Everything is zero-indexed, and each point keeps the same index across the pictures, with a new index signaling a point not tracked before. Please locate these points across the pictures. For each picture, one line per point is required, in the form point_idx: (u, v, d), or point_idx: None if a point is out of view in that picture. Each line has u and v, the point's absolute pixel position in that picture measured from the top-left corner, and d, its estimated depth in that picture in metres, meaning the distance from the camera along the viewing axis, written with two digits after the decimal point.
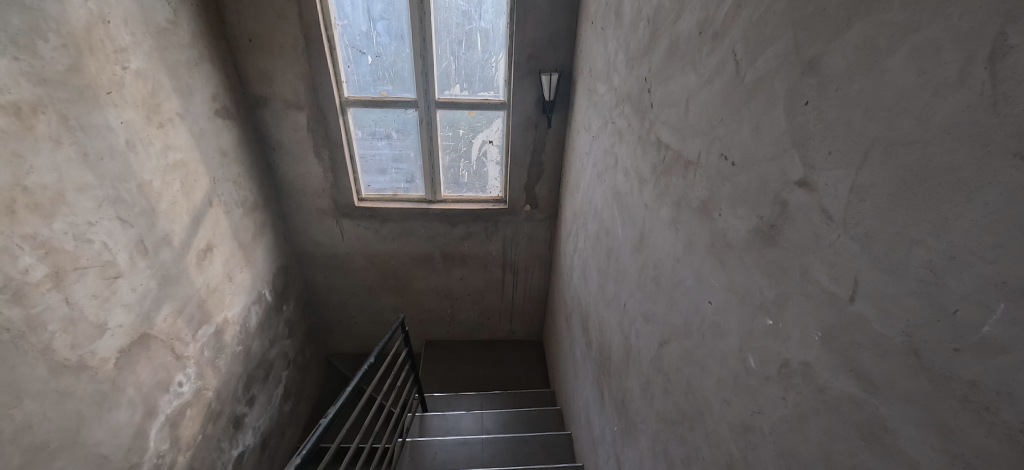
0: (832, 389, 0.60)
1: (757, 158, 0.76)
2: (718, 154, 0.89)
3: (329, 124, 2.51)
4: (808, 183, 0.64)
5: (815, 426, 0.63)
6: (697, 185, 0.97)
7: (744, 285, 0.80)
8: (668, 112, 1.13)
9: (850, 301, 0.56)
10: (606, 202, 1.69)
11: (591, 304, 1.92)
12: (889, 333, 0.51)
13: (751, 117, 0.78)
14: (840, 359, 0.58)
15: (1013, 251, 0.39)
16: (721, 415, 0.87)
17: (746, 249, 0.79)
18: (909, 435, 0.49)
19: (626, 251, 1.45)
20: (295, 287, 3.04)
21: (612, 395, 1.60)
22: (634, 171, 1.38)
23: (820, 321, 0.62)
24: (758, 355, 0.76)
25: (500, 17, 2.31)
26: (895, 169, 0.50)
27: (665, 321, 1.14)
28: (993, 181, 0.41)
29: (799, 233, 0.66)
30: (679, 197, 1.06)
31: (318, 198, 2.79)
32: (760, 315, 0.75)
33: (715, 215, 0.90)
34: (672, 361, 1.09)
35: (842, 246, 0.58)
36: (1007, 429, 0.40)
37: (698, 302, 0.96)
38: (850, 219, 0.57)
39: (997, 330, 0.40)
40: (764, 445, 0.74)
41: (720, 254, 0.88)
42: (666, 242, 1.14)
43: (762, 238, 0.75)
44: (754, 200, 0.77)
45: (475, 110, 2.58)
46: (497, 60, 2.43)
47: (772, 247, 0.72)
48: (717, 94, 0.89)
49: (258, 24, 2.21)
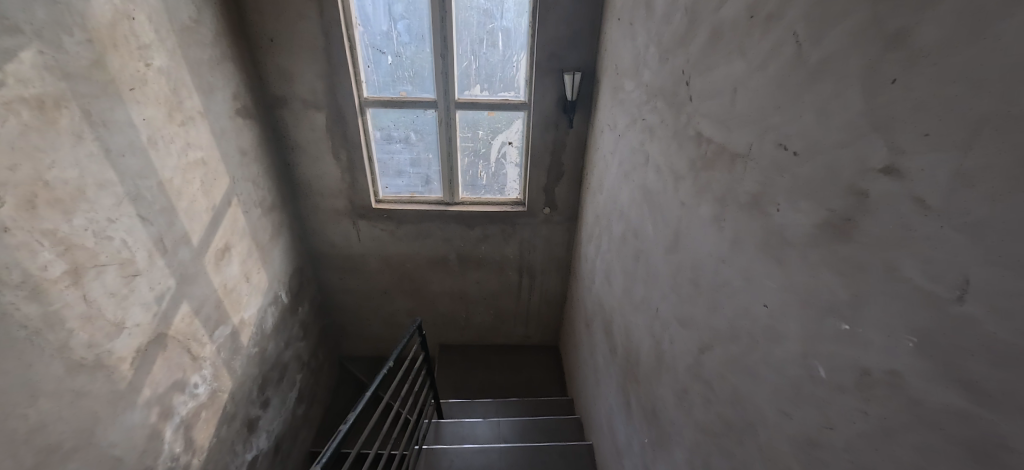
0: (930, 401, 0.53)
1: (824, 147, 0.70)
2: (773, 143, 0.82)
3: (347, 124, 2.49)
4: (896, 170, 0.57)
5: (907, 444, 0.55)
6: (748, 179, 0.90)
7: (806, 286, 0.73)
8: (711, 103, 1.07)
9: (956, 301, 0.49)
10: (634, 203, 1.62)
11: (615, 308, 1.84)
12: (1008, 336, 0.44)
13: (816, 101, 0.72)
14: (941, 367, 0.51)
15: None
16: (777, 428, 0.80)
17: (811, 247, 0.72)
18: None
19: (657, 254, 1.39)
20: (310, 289, 3.01)
21: (641, 403, 1.52)
22: (668, 169, 1.32)
23: (911, 324, 0.55)
24: (827, 363, 0.69)
25: (522, 16, 2.27)
26: (1015, 147, 0.44)
27: (706, 326, 1.07)
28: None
29: (883, 226, 0.59)
30: (723, 192, 0.99)
31: (335, 199, 2.76)
32: (830, 318, 0.68)
33: (770, 210, 0.83)
34: (715, 369, 1.02)
35: (942, 239, 0.51)
36: None
37: (748, 305, 0.89)
38: (952, 207, 0.50)
39: None
40: (836, 463, 0.66)
41: (776, 252, 0.81)
42: (707, 241, 1.06)
43: (832, 234, 0.68)
44: (821, 192, 0.70)
45: (494, 110, 2.53)
46: (517, 60, 2.39)
47: (842, 244, 0.66)
48: (772, 80, 0.83)
49: (279, 24, 2.21)
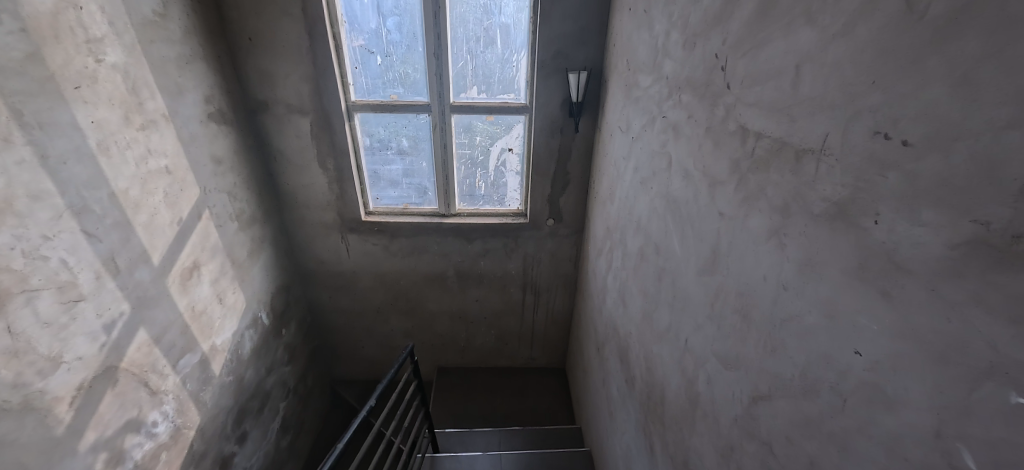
0: None
1: (966, 130, 0.46)
2: (866, 131, 0.59)
3: (334, 130, 2.29)
4: None
5: None
6: (824, 181, 0.66)
7: (944, 335, 0.49)
8: (762, 88, 0.81)
9: None
10: (655, 213, 1.33)
11: (631, 335, 1.58)
12: None
13: (947, 65, 0.48)
14: None
15: None
16: None
17: (946, 277, 0.49)
18: None
19: (683, 274, 1.13)
20: (297, 308, 2.78)
21: (663, 451, 1.26)
22: (698, 170, 1.05)
23: None
24: (986, 453, 0.45)
25: (522, 11, 2.08)
26: None
27: (760, 370, 0.82)
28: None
29: None
30: (786, 201, 0.75)
31: (322, 212, 2.55)
32: (989, 386, 0.44)
33: (866, 223, 0.59)
34: (777, 431, 0.77)
35: None
36: None
37: (830, 351, 0.65)
38: None
39: None
40: None
41: (880, 281, 0.57)
42: (762, 263, 0.81)
43: (987, 259, 0.45)
44: (963, 197, 0.47)
45: (493, 114, 2.33)
46: (517, 59, 2.19)
47: (1014, 273, 0.42)
48: (860, 48, 0.60)
49: (258, 22, 2.04)
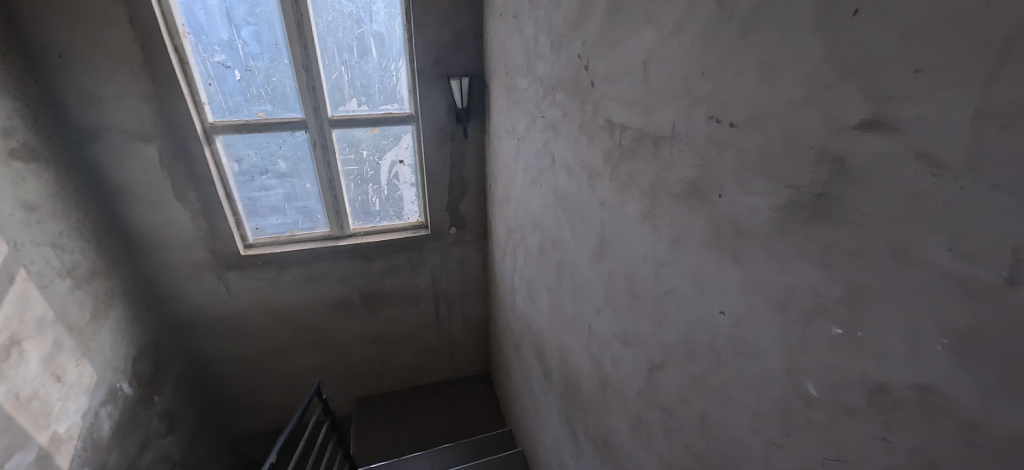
0: (986, 428, 0.38)
1: (776, 109, 0.54)
2: (704, 117, 0.66)
3: (191, 156, 1.99)
4: (880, 123, 0.43)
5: None
6: (678, 164, 0.72)
7: (781, 285, 0.57)
8: (620, 84, 0.86)
9: (1006, 288, 0.36)
10: (546, 210, 1.31)
11: (537, 328, 1.59)
12: None
13: (758, 56, 0.56)
14: (1003, 377, 0.37)
15: None
16: (767, 463, 0.62)
17: (778, 235, 0.56)
18: None
19: (575, 266, 1.15)
20: (174, 367, 2.34)
21: (583, 436, 1.28)
22: (576, 164, 1.07)
23: (942, 322, 0.40)
24: (824, 379, 0.52)
25: (395, 19, 2.01)
26: None
27: (652, 343, 0.86)
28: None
29: (875, 199, 0.44)
30: (652, 184, 0.79)
31: (189, 251, 2.19)
32: (818, 322, 0.52)
33: (713, 197, 0.66)
34: (672, 396, 0.82)
35: (979, 203, 0.37)
36: None
37: (702, 315, 0.72)
38: (978, 162, 0.36)
39: None
40: None
41: (730, 247, 0.64)
42: (640, 244, 0.85)
43: (802, 216, 0.52)
44: (779, 166, 0.55)
45: (378, 126, 2.23)
46: (396, 68, 2.12)
47: (822, 225, 0.50)
48: (691, 43, 0.67)
49: (71, 34, 1.68)
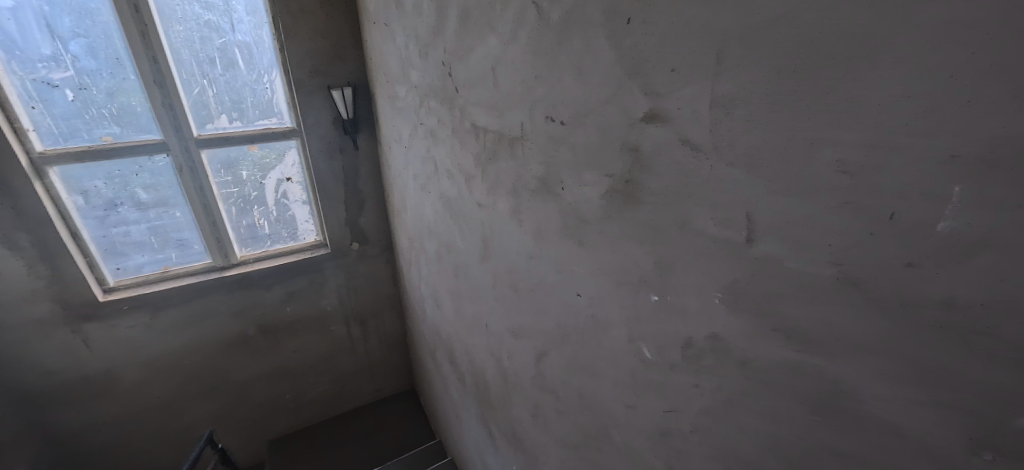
0: (755, 360, 0.47)
1: (589, 108, 0.61)
2: (543, 117, 0.71)
3: (14, 193, 1.66)
4: (657, 115, 0.50)
5: (746, 411, 0.49)
6: (530, 162, 0.77)
7: (614, 264, 0.63)
8: (477, 89, 0.90)
9: (749, 244, 0.44)
10: (436, 216, 1.31)
11: (447, 334, 1.57)
12: (811, 268, 0.40)
13: (571, 60, 0.62)
14: (755, 315, 0.46)
15: (953, 112, 0.29)
16: (628, 424, 0.69)
17: (606, 219, 0.62)
18: (873, 391, 0.38)
19: (468, 268, 1.17)
20: (22, 449, 1.93)
21: (497, 434, 1.30)
22: (455, 169, 1.09)
23: (718, 278, 0.48)
24: (653, 343, 0.60)
25: (261, 28, 1.88)
26: (763, 61, 0.39)
27: (535, 331, 0.90)
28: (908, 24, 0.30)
29: (663, 181, 0.52)
30: (514, 182, 0.84)
31: (27, 306, 1.83)
32: (642, 292, 0.59)
33: (558, 190, 0.71)
34: (555, 379, 0.87)
35: (724, 177, 0.45)
36: (1015, 354, 0.29)
37: (566, 300, 0.77)
38: (720, 144, 0.45)
39: (957, 224, 0.31)
40: (691, 449, 0.58)
41: (575, 235, 0.70)
42: (513, 240, 0.89)
43: (619, 201, 0.59)
44: (598, 158, 0.61)
45: (256, 144, 2.05)
46: (270, 80, 1.97)
47: (633, 207, 0.57)
48: (525, 50, 0.71)
49: None
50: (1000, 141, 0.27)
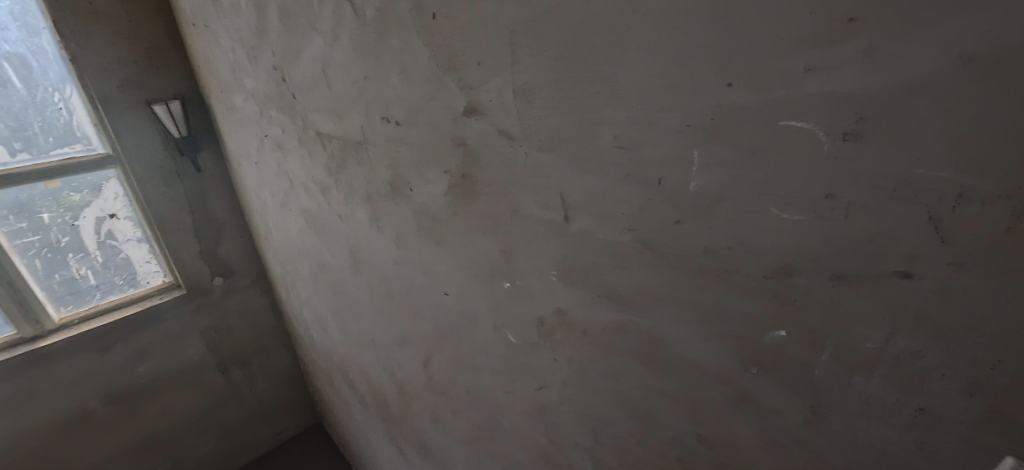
0: (593, 326, 0.51)
1: (418, 105, 0.60)
2: (379, 119, 0.68)
3: None
4: (475, 108, 0.51)
5: (596, 374, 0.53)
6: (377, 165, 0.73)
7: (468, 257, 0.63)
8: (314, 94, 0.83)
9: (567, 221, 0.47)
10: (303, 233, 1.20)
11: (343, 357, 1.43)
12: (615, 236, 0.44)
13: (393, 58, 0.60)
14: (585, 286, 0.49)
15: (684, 87, 0.34)
16: (512, 409, 0.70)
17: (454, 215, 0.62)
18: (677, 335, 0.43)
19: (344, 284, 1.08)
20: None
21: (406, 446, 1.25)
22: (310, 181, 1.00)
23: (551, 257, 0.51)
24: (515, 327, 0.61)
25: (38, 34, 1.46)
26: (547, 50, 0.42)
27: (417, 336, 0.88)
28: (638, 15, 0.35)
29: (492, 171, 0.53)
30: (366, 188, 0.79)
31: None
32: (496, 281, 0.60)
33: (408, 191, 0.69)
34: (444, 380, 0.86)
35: (537, 162, 0.48)
36: (755, 283, 0.36)
37: (436, 301, 0.75)
38: (529, 131, 0.47)
39: (703, 182, 0.36)
40: (564, 418, 0.61)
41: (431, 234, 0.68)
42: (378, 249, 0.85)
43: (461, 195, 0.59)
44: (435, 155, 0.61)
45: (57, 177, 1.58)
46: (65, 100, 1.54)
47: (472, 199, 0.58)
48: (350, 49, 0.67)
49: None
50: (712, 110, 0.34)
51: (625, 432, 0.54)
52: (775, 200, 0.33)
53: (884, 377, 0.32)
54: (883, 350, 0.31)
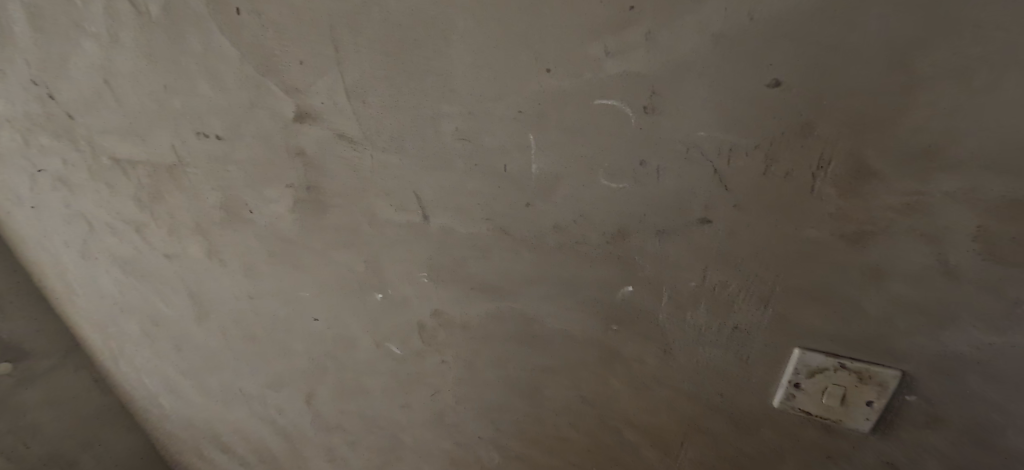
0: (472, 320, 0.51)
1: (236, 118, 0.49)
2: (195, 135, 0.52)
3: None
4: (305, 113, 0.45)
5: (485, 365, 0.53)
6: (199, 195, 0.57)
7: (331, 276, 0.57)
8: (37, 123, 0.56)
9: (426, 220, 0.46)
10: None
11: None
12: (474, 228, 0.44)
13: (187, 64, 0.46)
14: (458, 282, 0.48)
15: (509, 77, 0.35)
16: (410, 424, 0.66)
17: (305, 233, 0.55)
18: (548, 311, 0.45)
19: (142, 366, 0.81)
20: None
21: None
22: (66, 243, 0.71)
23: (418, 259, 0.49)
24: (397, 340, 0.58)
25: None
26: (373, 46, 0.38)
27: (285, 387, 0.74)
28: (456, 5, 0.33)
29: (337, 179, 0.49)
30: (180, 228, 0.62)
31: None
32: (367, 294, 0.56)
33: (249, 216, 0.57)
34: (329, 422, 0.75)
35: (384, 164, 0.45)
36: (603, 249, 0.39)
37: (303, 335, 0.65)
38: (369, 132, 0.44)
39: (543, 165, 0.38)
40: (463, 417, 0.60)
41: (286, 259, 0.59)
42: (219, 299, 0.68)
43: (308, 210, 0.52)
44: (269, 172, 0.52)
45: None
46: None
47: (322, 213, 0.52)
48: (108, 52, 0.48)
49: None
50: (537, 95, 0.35)
51: (521, 413, 0.55)
52: (602, 173, 0.36)
53: (705, 308, 0.38)
54: (702, 285, 0.37)
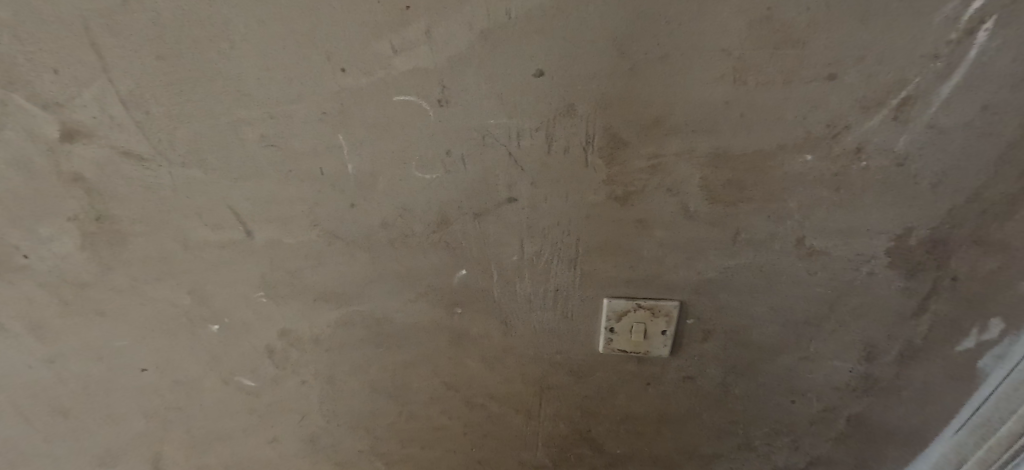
0: (323, 332, 0.49)
1: None
2: None
3: None
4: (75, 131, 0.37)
5: (347, 376, 0.52)
6: None
7: (149, 316, 0.49)
8: None
9: (249, 236, 0.43)
10: None
11: None
12: (302, 236, 0.42)
13: None
14: (300, 295, 0.46)
15: (302, 80, 0.34)
16: (281, 459, 0.61)
17: (105, 273, 0.46)
18: (395, 307, 0.46)
19: None
20: None
21: None
22: None
23: (250, 279, 0.46)
24: (247, 370, 0.53)
25: None
26: (146, 51, 0.34)
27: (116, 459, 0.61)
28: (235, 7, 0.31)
29: (131, 204, 0.42)
30: None
31: None
32: (201, 328, 0.50)
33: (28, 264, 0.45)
34: None
35: (186, 182, 0.40)
36: (434, 238, 0.41)
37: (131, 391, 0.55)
38: (160, 148, 0.39)
39: (358, 164, 0.38)
40: (338, 434, 0.57)
41: (88, 307, 0.48)
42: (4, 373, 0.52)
43: (103, 245, 0.44)
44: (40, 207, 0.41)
45: None
46: None
47: (121, 246, 0.44)
48: None
49: None
50: (337, 95, 0.35)
51: (392, 414, 0.55)
52: (415, 166, 0.37)
53: (529, 277, 0.42)
54: (522, 258, 0.41)
